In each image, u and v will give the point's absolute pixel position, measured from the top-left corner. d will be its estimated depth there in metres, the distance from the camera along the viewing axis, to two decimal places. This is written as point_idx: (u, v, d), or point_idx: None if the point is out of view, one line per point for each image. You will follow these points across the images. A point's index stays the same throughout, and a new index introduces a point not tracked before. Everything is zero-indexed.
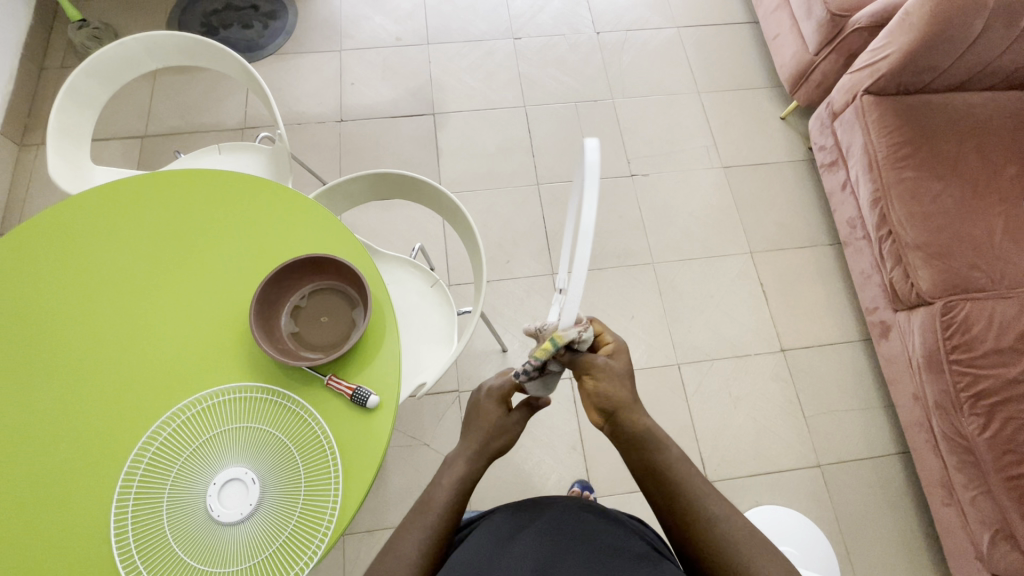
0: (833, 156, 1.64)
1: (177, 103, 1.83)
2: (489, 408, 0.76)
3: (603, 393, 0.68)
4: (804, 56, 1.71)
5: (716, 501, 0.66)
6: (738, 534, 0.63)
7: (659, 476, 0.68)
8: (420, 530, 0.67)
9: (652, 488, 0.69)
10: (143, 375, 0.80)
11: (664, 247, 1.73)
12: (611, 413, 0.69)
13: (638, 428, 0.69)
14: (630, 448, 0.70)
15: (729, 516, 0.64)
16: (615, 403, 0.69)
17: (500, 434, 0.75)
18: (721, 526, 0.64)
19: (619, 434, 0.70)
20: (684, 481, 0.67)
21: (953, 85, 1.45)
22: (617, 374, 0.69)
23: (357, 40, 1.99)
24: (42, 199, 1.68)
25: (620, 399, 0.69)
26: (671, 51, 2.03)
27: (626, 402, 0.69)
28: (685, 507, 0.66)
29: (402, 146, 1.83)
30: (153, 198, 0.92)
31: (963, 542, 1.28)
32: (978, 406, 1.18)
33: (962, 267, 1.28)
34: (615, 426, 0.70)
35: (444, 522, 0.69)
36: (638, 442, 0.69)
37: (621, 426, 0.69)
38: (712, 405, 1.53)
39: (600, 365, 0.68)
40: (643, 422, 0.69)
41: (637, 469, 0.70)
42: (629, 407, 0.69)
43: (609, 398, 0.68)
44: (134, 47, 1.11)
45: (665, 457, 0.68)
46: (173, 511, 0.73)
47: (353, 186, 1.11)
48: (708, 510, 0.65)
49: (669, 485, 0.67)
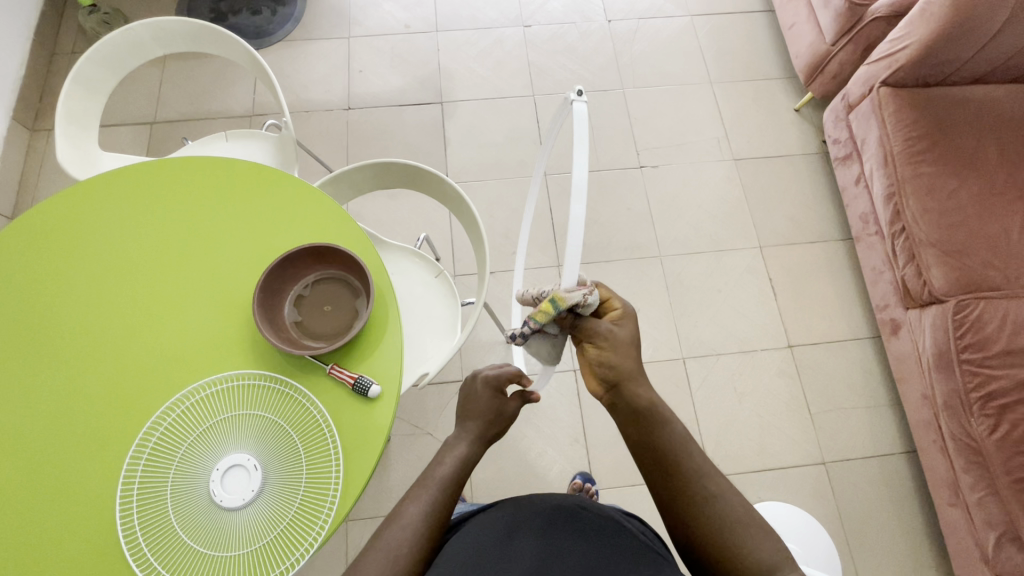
0: (847, 149, 1.61)
1: (185, 89, 1.84)
2: (485, 396, 0.77)
3: (606, 362, 0.69)
4: (820, 46, 1.67)
5: (714, 481, 0.66)
6: (736, 512, 0.63)
7: (659, 453, 0.67)
8: (415, 508, 0.68)
9: (648, 463, 0.68)
10: (149, 361, 0.81)
11: (672, 240, 1.71)
12: (613, 383, 0.69)
13: (639, 400, 0.68)
14: (628, 422, 0.69)
15: (728, 495, 0.65)
16: (617, 373, 0.69)
17: (500, 418, 0.77)
18: (718, 503, 0.64)
19: (619, 405, 0.70)
20: (685, 458, 0.67)
21: (974, 77, 1.41)
22: (622, 342, 0.69)
23: (365, 27, 1.97)
24: (54, 184, 1.70)
25: (622, 369, 0.69)
26: (683, 41, 1.99)
27: (629, 372, 0.69)
28: (683, 483, 0.65)
29: (410, 135, 1.82)
30: (161, 184, 0.93)
31: (967, 542, 1.26)
32: (988, 407, 1.16)
33: (976, 265, 1.26)
34: (616, 396, 0.70)
35: (440, 505, 0.69)
36: (638, 415, 0.68)
37: (622, 396, 0.69)
38: (716, 401, 1.52)
39: (602, 332, 0.69)
40: (645, 395, 0.69)
41: (634, 444, 0.69)
42: (631, 377, 0.69)
43: (611, 366, 0.69)
44: (141, 33, 1.11)
45: (666, 433, 0.68)
46: (177, 494, 0.74)
47: (358, 176, 1.11)
48: (704, 488, 0.65)
49: (669, 460, 0.67)
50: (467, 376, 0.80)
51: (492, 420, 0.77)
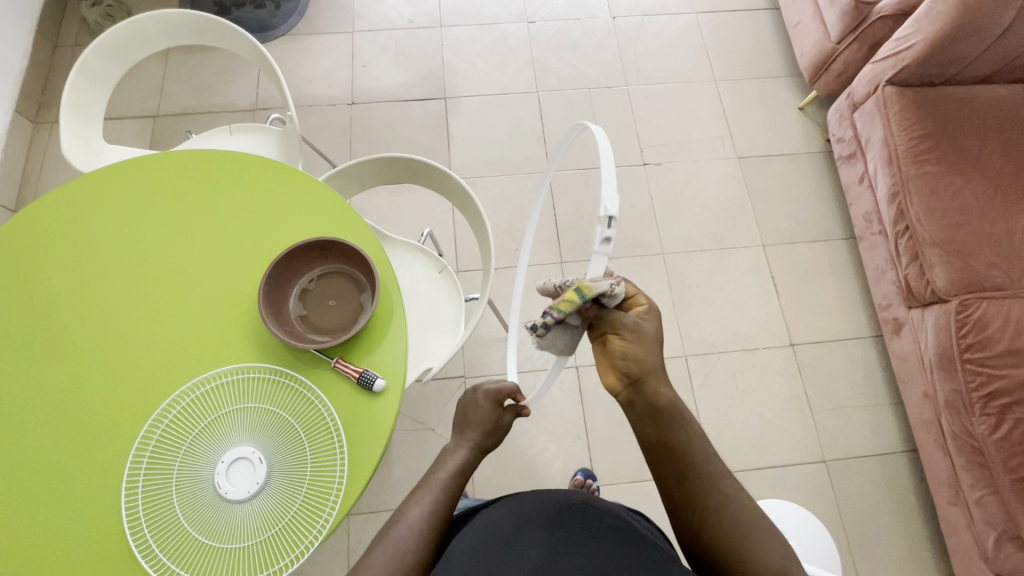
0: (851, 148, 1.61)
1: (188, 83, 1.83)
2: (482, 408, 0.78)
3: (629, 355, 0.68)
4: (825, 44, 1.66)
5: (729, 485, 0.66)
6: (747, 517, 0.64)
7: (676, 453, 0.67)
8: (419, 505, 0.68)
9: (664, 462, 0.68)
10: (153, 354, 0.81)
11: (675, 238, 1.71)
12: (635, 379, 0.68)
13: (660, 399, 0.68)
14: (646, 420, 0.68)
15: (741, 501, 0.65)
16: (641, 368, 0.68)
17: (495, 431, 0.78)
18: (731, 507, 0.64)
19: (638, 403, 0.69)
20: (701, 460, 0.67)
21: (980, 77, 1.41)
22: (647, 337, 0.69)
23: (368, 22, 1.97)
24: (56, 177, 1.70)
25: (646, 365, 0.68)
26: (688, 38, 1.98)
27: (652, 368, 0.68)
28: (696, 485, 0.66)
29: (413, 130, 1.81)
30: (165, 178, 0.92)
31: (967, 541, 1.27)
32: (990, 407, 1.17)
33: (979, 265, 1.26)
34: (635, 393, 0.69)
35: (445, 500, 0.70)
36: (657, 414, 0.68)
37: (642, 393, 0.68)
38: (718, 400, 1.52)
39: (628, 324, 0.69)
40: (666, 393, 0.68)
41: (649, 444, 0.69)
42: (654, 374, 0.68)
43: (634, 360, 0.68)
44: (145, 25, 1.10)
45: (684, 433, 0.68)
46: (182, 486, 0.74)
47: (362, 170, 1.11)
48: (720, 492, 0.65)
49: (683, 459, 0.67)
50: (466, 390, 0.80)
51: (487, 431, 0.77)
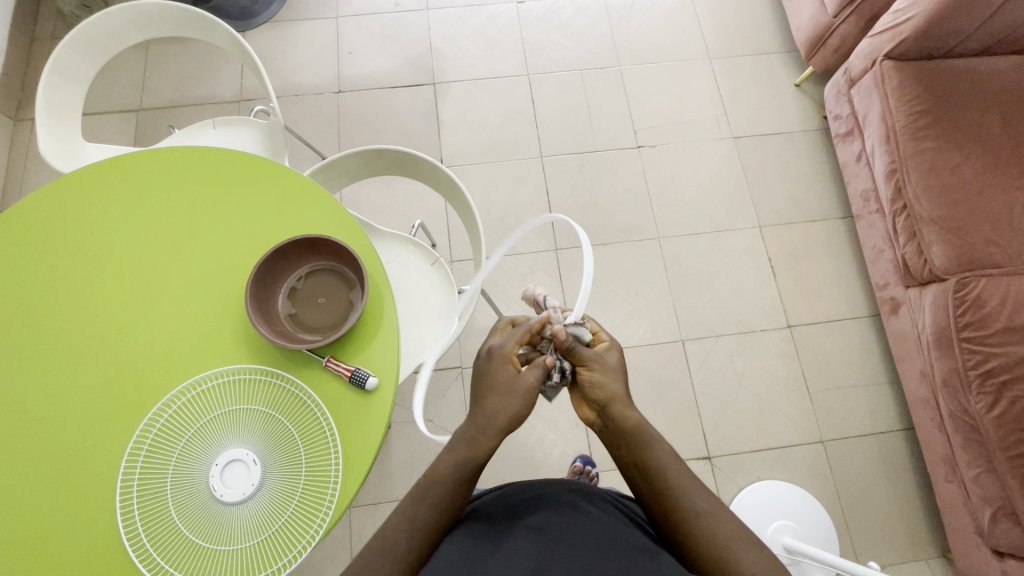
0: (848, 125, 1.58)
1: (171, 74, 1.79)
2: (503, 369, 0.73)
3: (596, 383, 0.73)
4: (822, 18, 1.62)
5: (706, 498, 0.66)
6: (725, 528, 0.64)
7: (648, 471, 0.69)
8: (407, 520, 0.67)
9: (640, 481, 0.70)
10: (143, 358, 0.80)
11: (671, 221, 1.69)
12: (603, 406, 0.73)
13: (627, 421, 0.71)
14: (619, 442, 0.72)
15: (718, 512, 0.65)
16: (607, 395, 0.72)
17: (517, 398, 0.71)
18: (707, 520, 0.64)
19: (610, 429, 0.73)
20: (674, 479, 0.68)
21: (978, 50, 1.38)
22: (609, 367, 0.74)
23: (353, 6, 1.92)
24: (40, 174, 1.67)
25: (611, 392, 0.72)
26: (681, 14, 1.94)
27: (618, 395, 0.73)
28: (672, 501, 0.67)
29: (403, 118, 1.78)
30: (149, 175, 0.90)
31: (963, 517, 1.28)
32: (987, 384, 1.16)
33: (978, 242, 1.24)
34: (607, 418, 0.73)
35: (436, 518, 0.68)
36: (626, 437, 0.71)
37: (612, 419, 0.72)
38: (715, 382, 1.52)
39: (593, 357, 0.74)
40: (633, 416, 0.71)
41: (627, 463, 0.71)
42: (620, 400, 0.72)
43: (601, 388, 0.72)
44: (118, 18, 1.07)
45: (653, 453, 0.69)
46: (176, 489, 0.74)
47: (350, 162, 1.08)
48: (695, 506, 0.66)
49: (656, 479, 0.68)
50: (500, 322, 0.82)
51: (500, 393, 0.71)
